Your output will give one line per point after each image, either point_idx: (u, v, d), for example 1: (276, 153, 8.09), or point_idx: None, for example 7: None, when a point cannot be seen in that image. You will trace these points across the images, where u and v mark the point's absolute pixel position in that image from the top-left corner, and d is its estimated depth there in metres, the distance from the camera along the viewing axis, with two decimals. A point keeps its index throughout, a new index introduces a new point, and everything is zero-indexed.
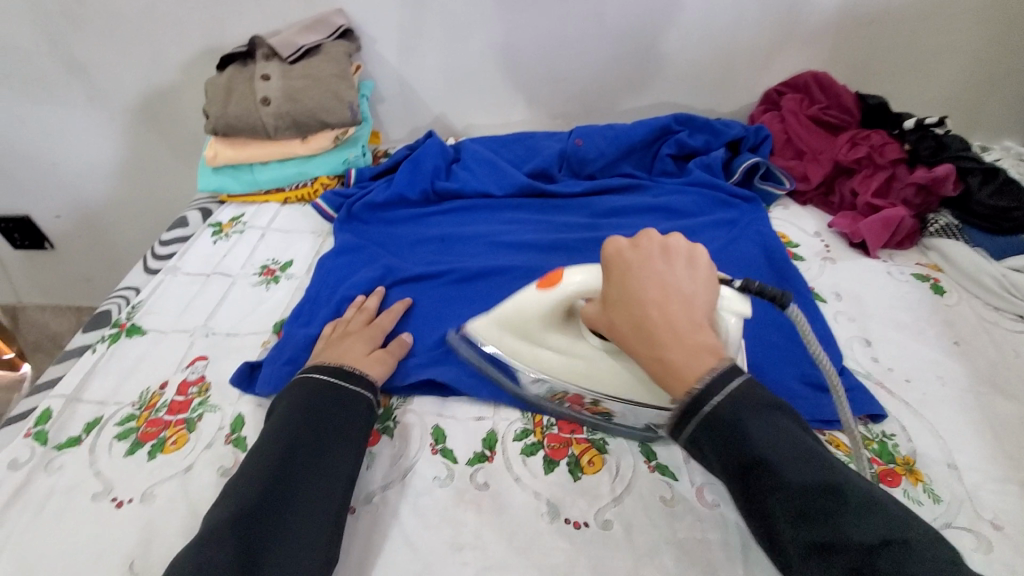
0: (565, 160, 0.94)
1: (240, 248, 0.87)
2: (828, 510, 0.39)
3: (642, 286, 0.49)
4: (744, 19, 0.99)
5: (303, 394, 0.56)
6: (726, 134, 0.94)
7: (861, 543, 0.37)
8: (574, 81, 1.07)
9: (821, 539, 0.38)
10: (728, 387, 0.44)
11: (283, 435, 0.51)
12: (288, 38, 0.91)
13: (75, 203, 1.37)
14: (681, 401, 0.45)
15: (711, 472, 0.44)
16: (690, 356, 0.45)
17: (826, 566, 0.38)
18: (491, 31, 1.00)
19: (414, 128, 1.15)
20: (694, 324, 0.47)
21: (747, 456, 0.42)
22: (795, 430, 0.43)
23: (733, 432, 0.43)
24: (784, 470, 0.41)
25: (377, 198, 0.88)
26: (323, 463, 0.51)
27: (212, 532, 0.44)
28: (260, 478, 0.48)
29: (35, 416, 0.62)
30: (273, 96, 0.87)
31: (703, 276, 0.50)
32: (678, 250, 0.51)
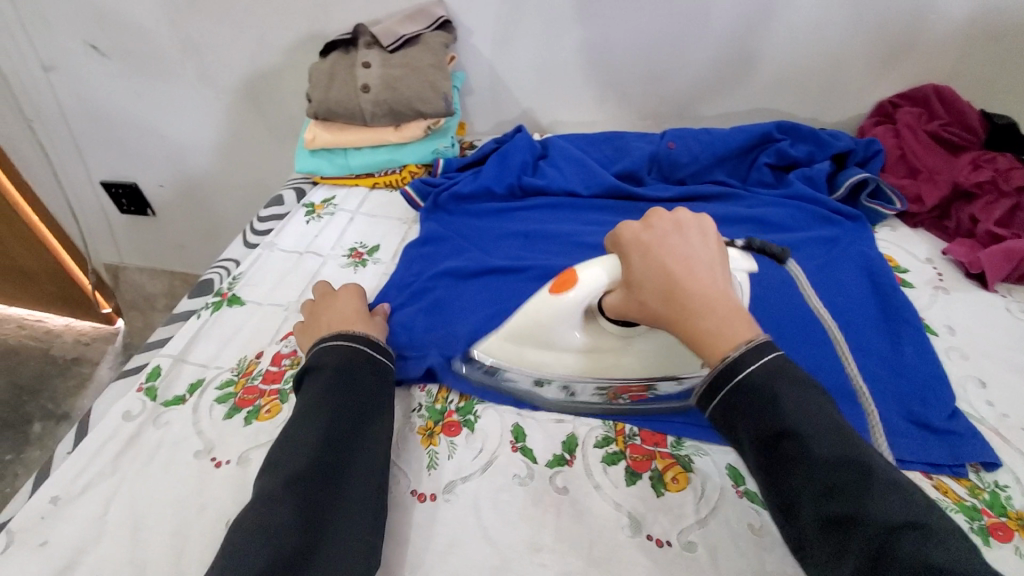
0: (656, 162, 0.92)
1: (331, 229, 0.90)
2: (855, 486, 0.39)
3: (664, 256, 0.50)
4: (862, 24, 0.93)
5: (339, 357, 0.58)
6: (832, 147, 0.88)
7: (883, 522, 0.38)
8: (668, 81, 1.04)
9: (842, 513, 0.39)
10: (762, 357, 0.45)
11: (325, 398, 0.54)
12: (391, 27, 0.93)
13: (177, 175, 1.47)
14: (715, 369, 0.46)
15: (739, 438, 0.45)
16: (726, 323, 0.47)
17: (846, 538, 0.39)
18: (589, 27, 0.98)
19: (500, 122, 1.15)
20: (718, 291, 0.48)
21: (777, 427, 0.43)
22: (826, 407, 0.44)
23: (766, 401, 0.44)
24: (813, 443, 0.42)
25: (463, 189, 0.89)
26: (360, 432, 0.53)
27: (267, 495, 0.46)
28: (303, 442, 0.50)
29: (147, 372, 0.66)
30: (373, 83, 0.89)
31: (716, 246, 0.52)
32: (689, 223, 0.53)
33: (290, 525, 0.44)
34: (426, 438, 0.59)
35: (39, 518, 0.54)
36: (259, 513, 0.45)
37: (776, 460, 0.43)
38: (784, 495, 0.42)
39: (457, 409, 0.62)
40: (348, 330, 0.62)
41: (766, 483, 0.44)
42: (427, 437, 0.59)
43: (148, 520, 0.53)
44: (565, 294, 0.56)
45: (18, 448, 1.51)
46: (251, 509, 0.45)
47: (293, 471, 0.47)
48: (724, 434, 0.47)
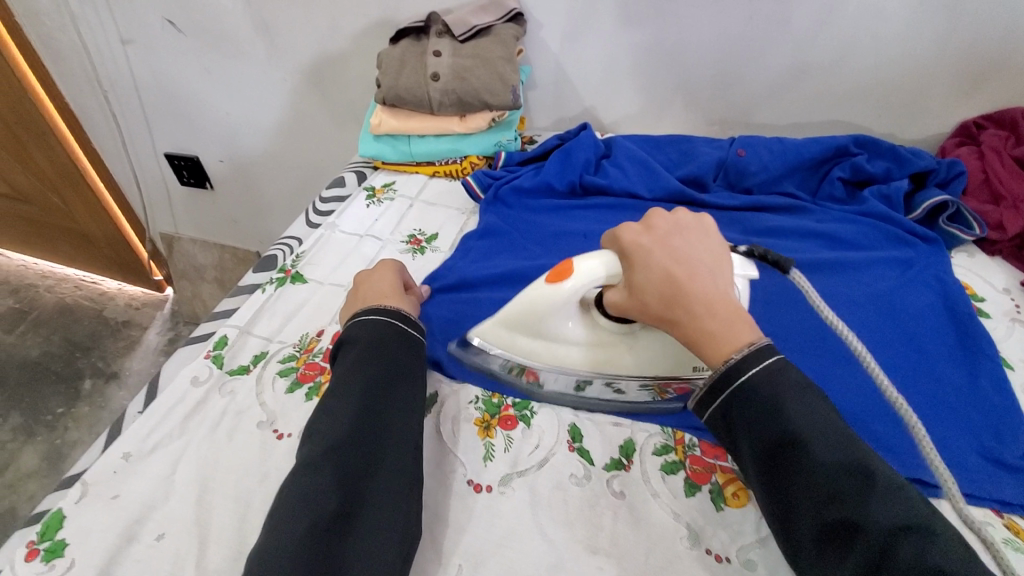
0: (723, 169, 0.90)
1: (391, 214, 0.91)
2: (856, 491, 0.40)
3: (666, 259, 0.52)
4: (958, 37, 0.88)
5: (380, 330, 0.58)
6: (913, 165, 0.84)
7: (885, 527, 0.38)
8: (739, 87, 1.01)
9: (842, 518, 0.40)
10: (765, 360, 0.46)
11: (362, 369, 0.54)
12: (465, 17, 0.93)
13: (237, 151, 1.51)
14: (716, 375, 0.48)
15: (741, 445, 0.46)
16: (726, 327, 0.48)
17: (847, 543, 0.39)
18: (662, 27, 0.97)
19: (561, 118, 1.14)
20: (718, 294, 0.50)
21: (780, 431, 0.44)
22: (826, 410, 0.45)
23: (768, 407, 0.45)
24: (814, 449, 0.42)
25: (525, 183, 0.89)
26: (395, 400, 0.53)
27: (309, 462, 0.47)
28: (338, 410, 0.51)
29: (214, 341, 0.68)
30: (442, 72, 0.90)
31: (718, 247, 0.55)
32: (687, 226, 0.56)
33: (326, 491, 0.45)
34: (482, 430, 0.59)
35: (112, 472, 0.56)
36: (304, 481, 0.46)
37: (779, 465, 0.44)
38: (784, 502, 0.43)
39: (513, 403, 0.61)
40: (389, 305, 0.61)
41: (767, 490, 0.44)
42: (484, 429, 0.59)
43: (214, 483, 0.54)
44: (566, 281, 0.55)
45: (69, 402, 1.58)
46: (289, 481, 0.47)
47: (331, 439, 0.49)
48: (727, 441, 0.48)
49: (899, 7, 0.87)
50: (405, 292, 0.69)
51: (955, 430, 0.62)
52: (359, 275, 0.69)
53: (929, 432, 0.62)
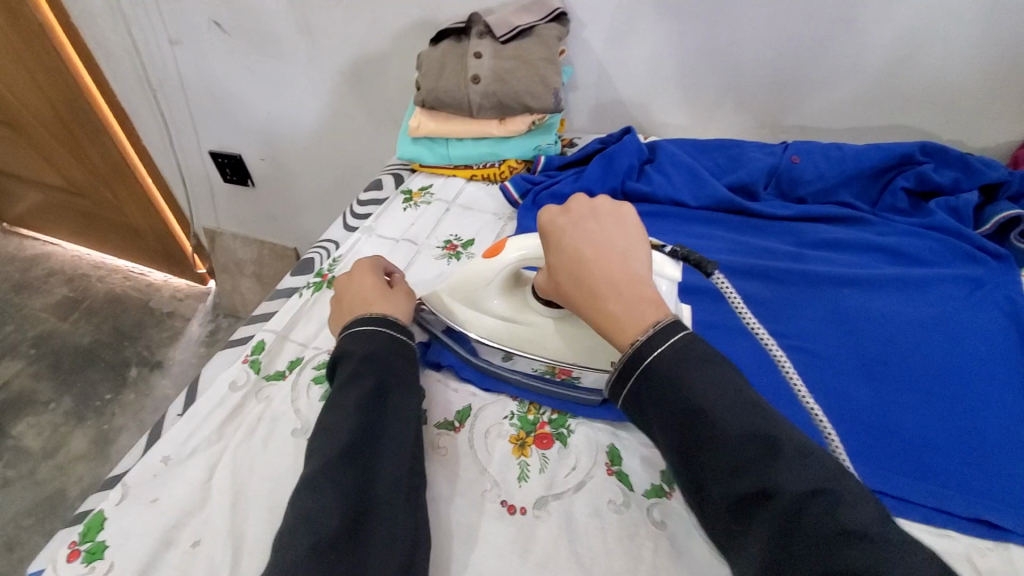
0: (775, 177, 0.85)
1: (428, 219, 0.90)
2: (761, 458, 0.40)
3: (578, 245, 0.53)
4: None
5: (370, 341, 0.56)
6: (984, 176, 0.78)
7: (790, 492, 0.38)
8: (793, 88, 0.96)
9: (748, 488, 0.39)
10: (669, 340, 0.45)
11: (354, 384, 0.53)
12: (508, 18, 0.92)
13: (277, 150, 1.53)
14: (625, 359, 0.47)
15: (652, 426, 0.45)
16: (630, 308, 0.48)
17: (756, 513, 0.39)
18: (712, 27, 0.93)
19: (601, 120, 1.11)
20: (626, 277, 0.50)
21: (687, 409, 0.43)
22: (732, 380, 0.44)
23: (674, 385, 0.44)
24: (722, 422, 0.42)
25: (564, 189, 0.87)
26: (389, 413, 0.52)
27: (309, 480, 0.46)
28: (334, 424, 0.50)
29: (252, 345, 0.69)
30: (483, 74, 0.88)
31: (633, 232, 0.54)
32: (604, 212, 0.56)
33: (327, 508, 0.44)
34: (517, 448, 0.57)
35: (152, 475, 0.57)
36: (310, 499, 0.45)
37: (690, 443, 0.43)
38: (694, 480, 0.42)
39: (550, 421, 0.60)
40: (375, 313, 0.60)
41: (678, 467, 0.44)
42: (519, 447, 0.57)
43: (248, 491, 0.55)
44: (497, 258, 0.61)
45: (116, 389, 1.64)
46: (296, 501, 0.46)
47: (337, 454, 0.48)
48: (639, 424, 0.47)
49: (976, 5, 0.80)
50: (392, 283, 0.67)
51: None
52: (346, 274, 0.68)
53: (1003, 474, 0.56)
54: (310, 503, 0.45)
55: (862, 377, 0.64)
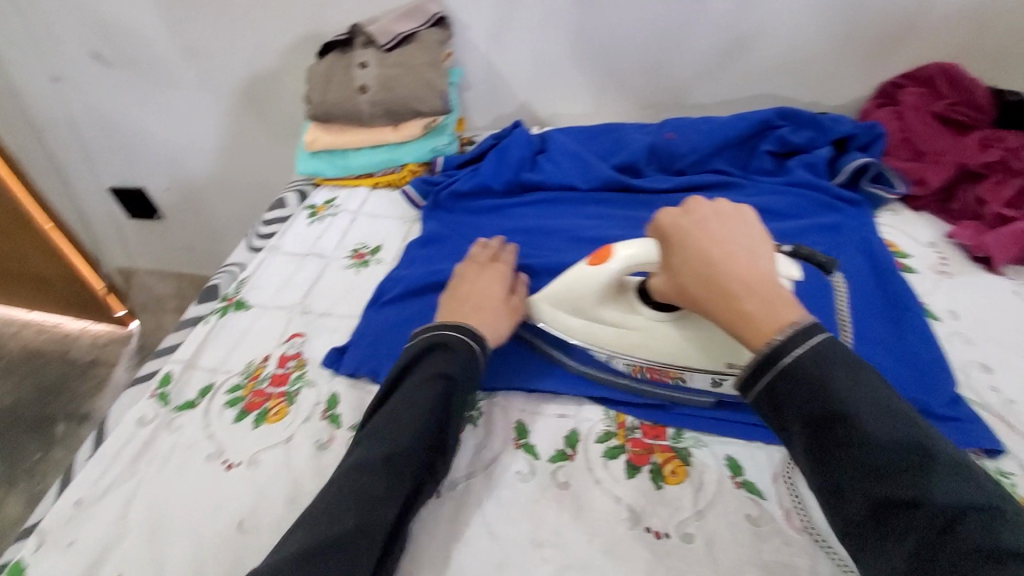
0: (655, 154, 0.92)
1: (333, 231, 0.91)
2: (916, 470, 0.41)
3: (708, 243, 0.52)
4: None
5: (448, 354, 0.57)
6: (835, 131, 0.86)
7: (946, 506, 0.39)
8: (667, 70, 1.01)
9: (896, 493, 0.41)
10: (809, 343, 0.45)
11: (427, 389, 0.54)
12: (387, 25, 0.94)
13: (181, 179, 1.49)
14: (758, 354, 0.47)
15: (787, 421, 0.46)
16: (766, 309, 0.47)
17: (903, 519, 0.41)
18: (582, 17, 0.97)
19: (498, 116, 1.14)
20: (762, 276, 0.50)
21: (831, 411, 0.43)
22: (881, 387, 0.44)
23: (817, 387, 0.44)
24: (871, 429, 0.42)
25: (462, 187, 0.90)
26: (450, 425, 0.54)
27: (360, 465, 0.50)
28: (397, 425, 0.52)
29: (158, 379, 0.69)
30: (370, 84, 0.91)
31: (757, 234, 0.54)
32: (734, 213, 0.55)
33: (378, 501, 0.48)
34: None
35: (65, 520, 0.57)
36: (359, 485, 0.49)
37: (831, 444, 0.44)
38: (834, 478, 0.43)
39: None
40: (456, 330, 0.60)
41: (814, 463, 0.45)
42: None
43: (164, 520, 0.55)
44: (605, 264, 0.58)
45: (45, 448, 1.54)
46: (342, 483, 0.49)
47: (394, 455, 0.50)
48: (765, 420, 0.47)
49: None
50: (512, 294, 0.67)
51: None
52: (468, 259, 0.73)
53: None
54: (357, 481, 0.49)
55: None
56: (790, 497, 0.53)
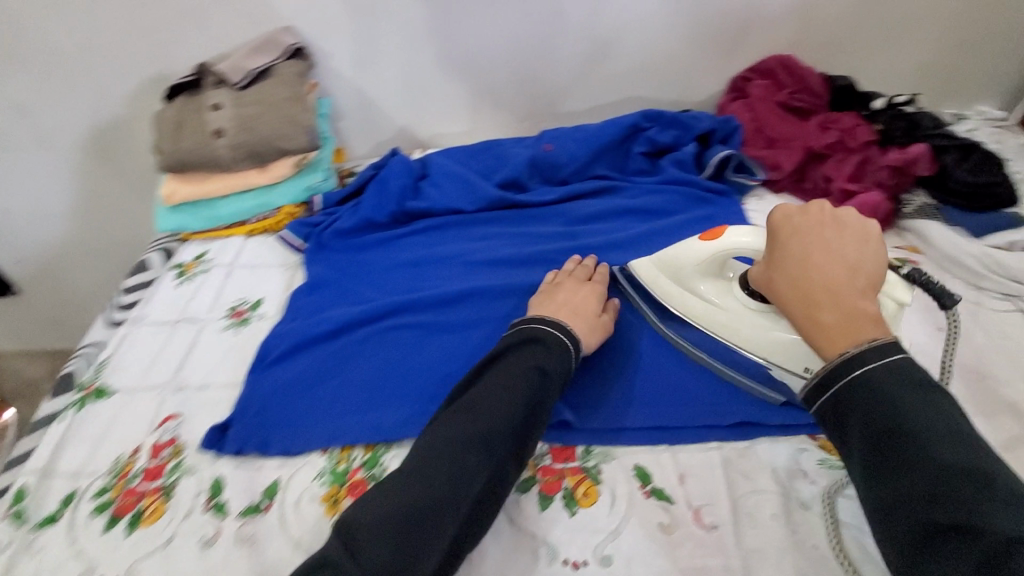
0: (537, 166, 0.92)
1: (205, 290, 0.83)
2: (975, 494, 0.38)
3: (810, 247, 0.53)
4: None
5: (535, 353, 0.58)
6: (695, 128, 0.91)
7: (1004, 533, 0.36)
8: (539, 82, 1.01)
9: (952, 517, 0.38)
10: (883, 358, 0.46)
11: (512, 384, 0.54)
12: (238, 62, 0.87)
13: (31, 247, 1.31)
14: (829, 365, 0.47)
15: (849, 435, 0.45)
16: (847, 321, 0.48)
17: (956, 546, 0.38)
18: (445, 38, 0.95)
19: (378, 143, 1.09)
20: (855, 292, 0.50)
21: (890, 421, 0.43)
22: (954, 417, 0.43)
23: (880, 401, 0.44)
24: (934, 448, 0.41)
25: (344, 224, 0.85)
26: (525, 427, 0.53)
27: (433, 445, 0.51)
28: (487, 407, 0.53)
29: (9, 497, 0.60)
30: (226, 126, 0.83)
31: (873, 251, 0.53)
32: (856, 225, 0.54)
33: (442, 485, 0.49)
34: (330, 506, 0.56)
35: None
36: (447, 458, 0.50)
37: (889, 458, 0.43)
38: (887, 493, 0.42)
39: (362, 466, 0.59)
40: (539, 336, 0.59)
41: (872, 481, 0.43)
42: (331, 505, 0.55)
43: None
44: (715, 239, 0.62)
45: None
46: (426, 454, 0.50)
47: (483, 436, 0.51)
48: (831, 438, 0.47)
49: None
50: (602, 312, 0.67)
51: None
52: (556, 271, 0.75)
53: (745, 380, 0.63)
54: (427, 464, 0.50)
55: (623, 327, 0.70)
56: (696, 495, 0.55)
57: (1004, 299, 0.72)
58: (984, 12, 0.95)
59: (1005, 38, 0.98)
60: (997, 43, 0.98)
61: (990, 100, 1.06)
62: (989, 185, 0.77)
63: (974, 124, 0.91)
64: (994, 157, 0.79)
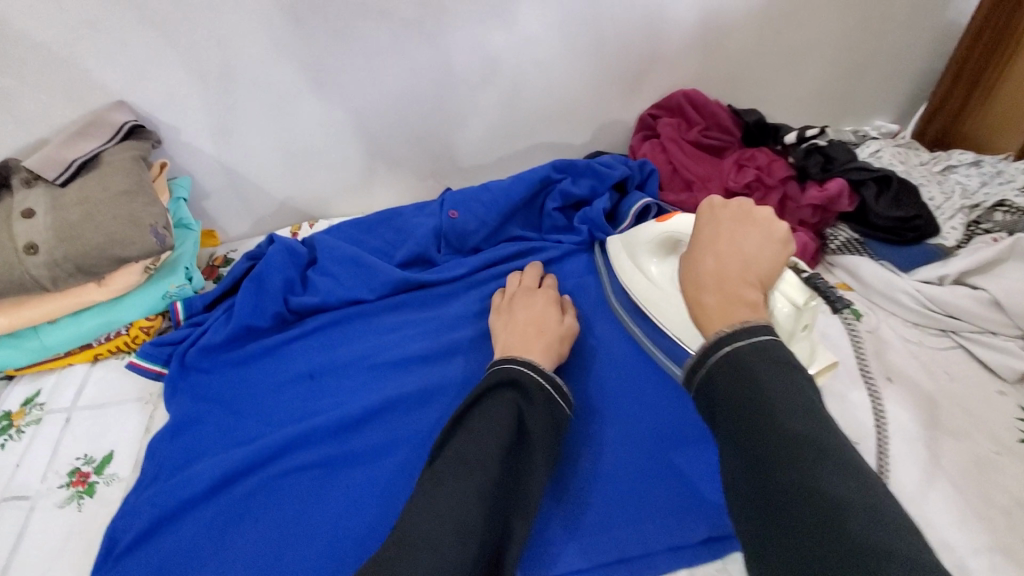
0: (443, 237, 0.81)
1: (35, 450, 0.65)
2: (813, 462, 0.34)
3: (711, 239, 0.49)
4: (621, 37, 0.85)
5: (511, 397, 0.52)
6: (611, 177, 0.83)
7: (834, 500, 0.33)
8: (437, 137, 0.91)
9: (792, 482, 0.34)
10: (754, 335, 0.40)
11: (505, 425, 0.49)
12: (52, 152, 0.69)
13: None
14: (706, 345, 0.42)
15: (711, 408, 0.40)
16: (725, 305, 0.44)
17: (788, 513, 0.34)
18: (320, 100, 0.82)
19: (259, 220, 0.94)
20: (742, 281, 0.45)
21: (746, 393, 0.38)
22: (811, 391, 0.38)
23: (743, 377, 0.39)
24: (780, 416, 0.36)
25: (214, 338, 0.70)
26: (525, 479, 0.49)
27: (447, 499, 0.44)
28: (485, 458, 0.47)
29: None
30: (40, 239, 0.66)
31: (778, 249, 0.48)
32: (770, 224, 0.49)
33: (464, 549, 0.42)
34: None
35: None
36: (454, 509, 0.44)
37: (739, 430, 0.38)
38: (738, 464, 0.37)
39: None
40: (518, 371, 0.54)
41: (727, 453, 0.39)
42: None
43: None
44: (667, 223, 0.66)
45: None
46: (427, 516, 0.43)
47: (486, 488, 0.46)
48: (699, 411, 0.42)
49: (549, 30, 0.82)
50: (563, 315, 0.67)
51: (715, 463, 0.58)
52: (502, 289, 0.74)
53: (701, 483, 0.57)
54: (444, 520, 0.43)
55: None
56: None
57: (940, 335, 0.69)
58: (875, 31, 0.95)
59: (894, 54, 0.99)
60: (887, 59, 0.99)
61: (884, 115, 1.08)
62: (908, 218, 0.75)
63: (878, 144, 0.91)
64: (908, 186, 0.78)
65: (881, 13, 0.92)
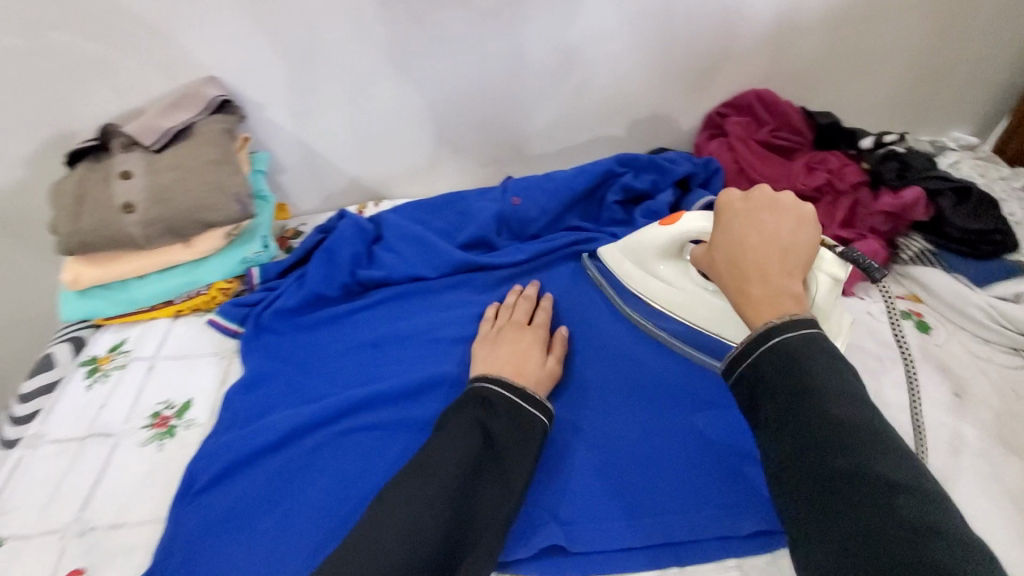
0: (505, 222, 0.83)
1: (121, 393, 0.70)
2: (865, 445, 0.35)
3: (739, 235, 0.48)
4: (692, 34, 0.85)
5: (485, 403, 0.55)
6: (673, 173, 0.83)
7: (884, 481, 0.34)
8: (504, 127, 0.92)
9: (844, 467, 0.35)
10: (799, 328, 0.41)
11: (471, 435, 0.52)
12: (152, 120, 0.75)
13: None
14: (752, 334, 0.42)
15: (755, 396, 0.41)
16: (772, 298, 0.44)
17: (839, 494, 0.35)
18: (393, 83, 0.85)
19: (328, 196, 0.97)
20: (782, 271, 0.46)
21: (794, 378, 0.39)
22: (854, 381, 0.39)
23: (788, 363, 0.40)
24: (831, 404, 0.37)
25: (287, 302, 0.74)
26: (505, 473, 0.51)
27: (415, 494, 0.47)
28: (449, 458, 0.50)
29: None
30: (136, 199, 0.71)
31: (810, 235, 0.48)
32: (796, 205, 0.49)
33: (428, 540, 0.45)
34: None
35: None
36: (415, 510, 0.46)
37: (784, 416, 0.39)
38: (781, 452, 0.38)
39: None
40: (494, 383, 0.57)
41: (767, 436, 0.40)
42: None
43: None
44: (674, 224, 0.61)
45: None
46: (387, 509, 0.46)
47: (444, 489, 0.48)
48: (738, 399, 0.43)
49: (622, 24, 0.83)
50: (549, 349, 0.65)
51: None
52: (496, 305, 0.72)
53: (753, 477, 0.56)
54: (409, 511, 0.46)
55: (614, 413, 0.62)
56: None
57: (1011, 354, 0.67)
58: (960, 38, 0.91)
59: (979, 62, 0.95)
60: (971, 67, 0.95)
61: (963, 127, 1.04)
62: (986, 231, 0.73)
63: (958, 154, 0.88)
64: (988, 199, 0.76)
65: (966, 19, 0.89)
